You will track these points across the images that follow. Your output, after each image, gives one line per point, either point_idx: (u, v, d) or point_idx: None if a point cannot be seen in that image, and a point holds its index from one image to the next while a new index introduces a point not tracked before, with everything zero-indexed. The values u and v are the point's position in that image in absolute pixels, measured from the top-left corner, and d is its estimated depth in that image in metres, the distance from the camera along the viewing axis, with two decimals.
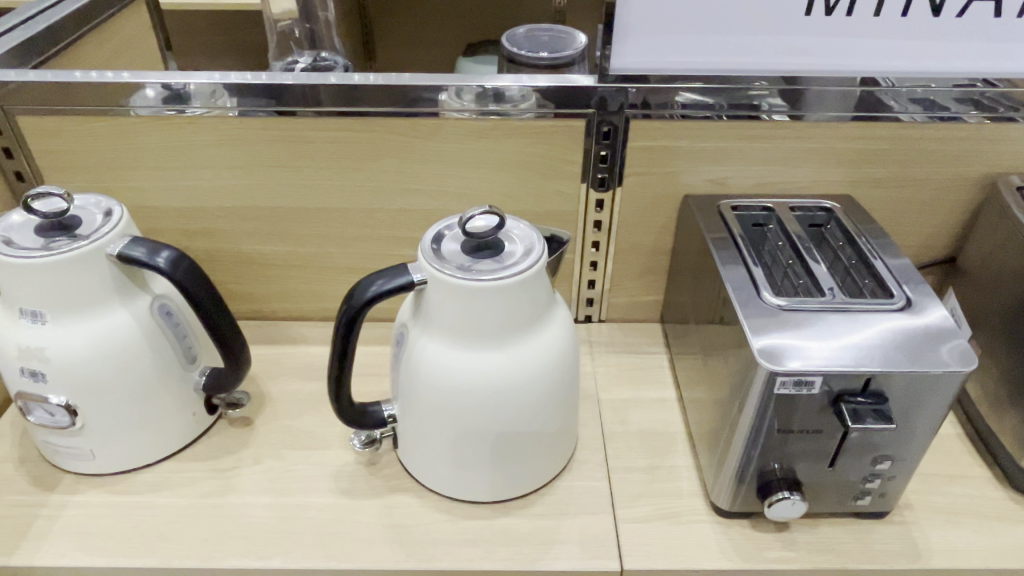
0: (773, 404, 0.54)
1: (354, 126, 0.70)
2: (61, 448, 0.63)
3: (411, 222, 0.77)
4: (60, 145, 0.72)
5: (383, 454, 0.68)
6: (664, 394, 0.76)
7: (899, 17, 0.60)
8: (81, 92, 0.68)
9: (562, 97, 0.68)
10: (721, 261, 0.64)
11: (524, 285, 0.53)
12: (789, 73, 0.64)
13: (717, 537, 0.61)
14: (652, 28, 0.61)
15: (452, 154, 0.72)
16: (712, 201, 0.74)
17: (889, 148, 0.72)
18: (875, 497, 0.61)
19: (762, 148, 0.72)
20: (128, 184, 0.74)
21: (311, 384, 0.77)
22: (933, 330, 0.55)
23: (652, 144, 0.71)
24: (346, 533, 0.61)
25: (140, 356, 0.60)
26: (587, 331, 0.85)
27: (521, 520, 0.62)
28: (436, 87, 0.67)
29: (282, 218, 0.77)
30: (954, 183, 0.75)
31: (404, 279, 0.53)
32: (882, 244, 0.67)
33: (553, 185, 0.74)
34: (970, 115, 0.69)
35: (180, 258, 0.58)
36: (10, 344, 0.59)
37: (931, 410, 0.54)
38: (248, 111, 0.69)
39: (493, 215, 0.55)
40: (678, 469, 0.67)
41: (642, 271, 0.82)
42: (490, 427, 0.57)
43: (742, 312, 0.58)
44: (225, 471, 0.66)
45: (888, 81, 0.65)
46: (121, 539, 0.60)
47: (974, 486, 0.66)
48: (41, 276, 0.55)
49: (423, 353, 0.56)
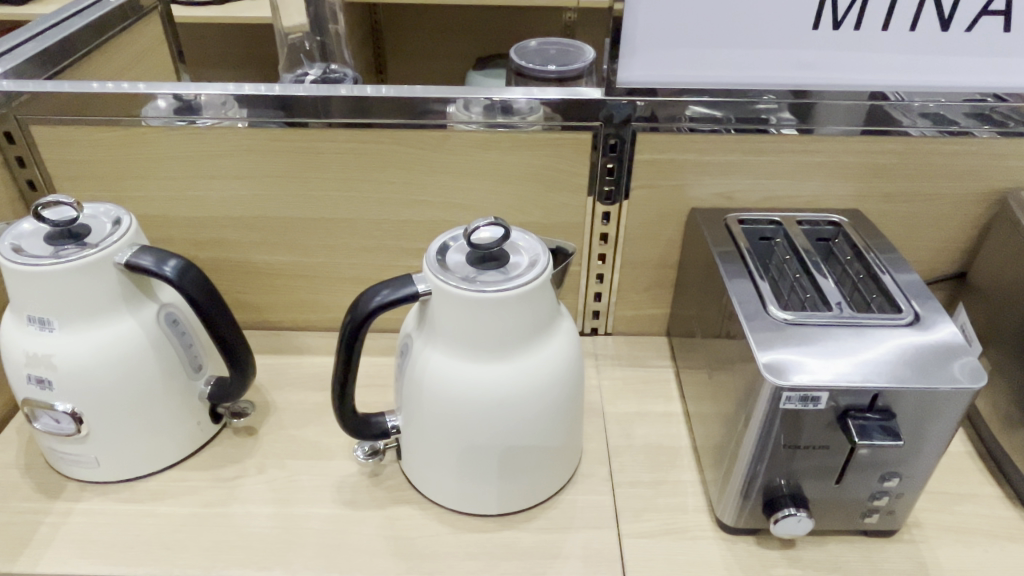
0: (779, 419, 0.53)
1: (363, 137, 0.70)
2: (67, 455, 0.63)
3: (418, 233, 0.77)
4: (72, 154, 0.72)
5: (386, 466, 0.68)
6: (670, 408, 0.75)
7: (908, 32, 0.60)
8: (95, 102, 0.69)
9: (570, 110, 0.68)
10: (728, 275, 0.64)
11: (528, 297, 0.53)
12: (797, 87, 0.64)
13: (721, 553, 0.60)
14: (659, 41, 0.61)
15: (459, 166, 0.72)
16: (719, 215, 0.74)
17: (898, 163, 0.72)
18: (883, 515, 0.60)
19: (770, 162, 0.72)
20: (138, 194, 0.75)
21: (316, 394, 0.77)
22: (942, 346, 0.55)
23: (659, 157, 0.71)
24: (348, 545, 0.60)
25: (146, 363, 0.61)
26: (593, 344, 0.85)
27: (524, 533, 0.62)
28: (444, 99, 0.68)
29: (290, 228, 0.77)
30: (964, 198, 0.74)
31: (409, 289, 0.53)
32: (891, 259, 0.67)
33: (560, 198, 0.74)
34: (981, 129, 0.69)
35: (187, 267, 0.58)
36: (19, 351, 0.59)
37: (940, 427, 0.53)
38: (258, 122, 0.70)
39: (498, 227, 0.55)
40: (683, 484, 0.67)
41: (648, 285, 0.81)
42: (495, 440, 0.57)
43: (748, 326, 0.57)
44: (229, 480, 0.66)
45: (897, 96, 0.65)
46: (123, 547, 0.60)
47: (986, 505, 0.65)
48: (50, 284, 0.56)
49: (427, 365, 0.56)
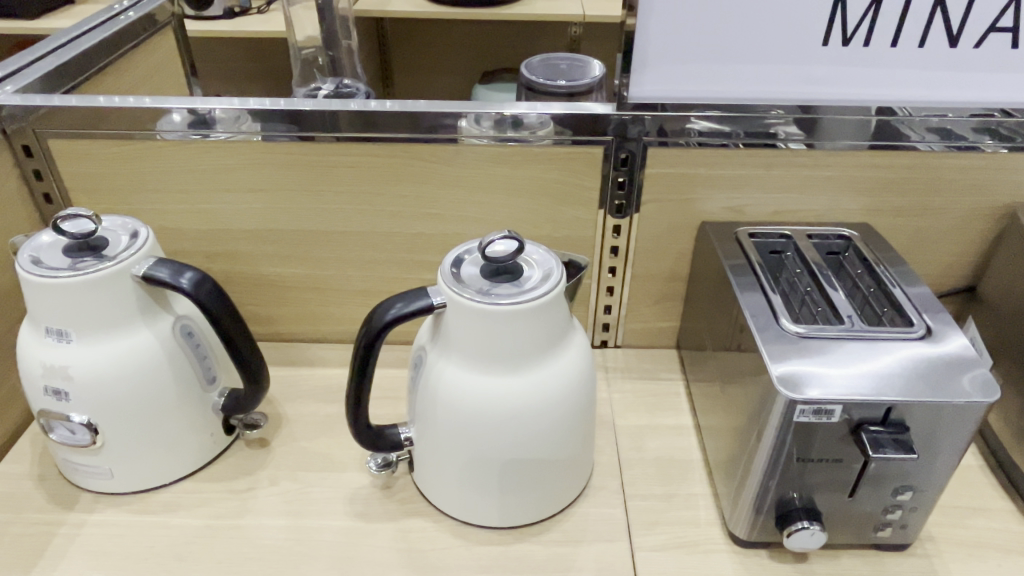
0: (792, 432, 0.54)
1: (375, 151, 0.71)
2: (81, 466, 0.64)
3: (429, 245, 0.78)
4: (90, 167, 0.73)
5: (398, 478, 0.68)
6: (681, 421, 0.75)
7: (917, 48, 0.60)
8: (112, 116, 0.70)
9: (580, 124, 0.68)
10: (739, 288, 0.64)
11: (542, 309, 0.53)
12: (806, 102, 0.65)
13: (734, 567, 0.60)
14: (669, 57, 0.62)
15: (471, 180, 0.73)
16: (729, 228, 0.74)
17: (906, 177, 0.72)
18: (896, 529, 0.60)
19: (780, 176, 0.72)
20: (153, 208, 0.76)
21: (327, 406, 0.77)
22: (954, 359, 0.55)
23: (670, 171, 0.72)
24: (361, 558, 0.60)
25: (161, 375, 0.61)
26: (603, 357, 0.85)
27: (537, 546, 0.62)
28: (456, 113, 0.68)
29: (302, 241, 0.78)
30: (972, 212, 0.75)
31: (423, 302, 0.54)
32: (901, 272, 0.67)
33: (571, 212, 0.75)
34: (988, 144, 0.69)
35: (203, 280, 0.59)
36: (36, 362, 0.59)
37: (954, 440, 0.54)
38: (271, 136, 0.70)
39: (512, 240, 0.55)
40: (695, 497, 0.67)
41: (658, 298, 0.82)
42: (508, 451, 0.57)
43: (760, 338, 0.58)
44: (242, 492, 0.66)
45: (905, 111, 0.65)
46: (136, 559, 0.60)
47: (998, 519, 0.65)
48: (68, 296, 0.56)
49: (441, 377, 0.57)
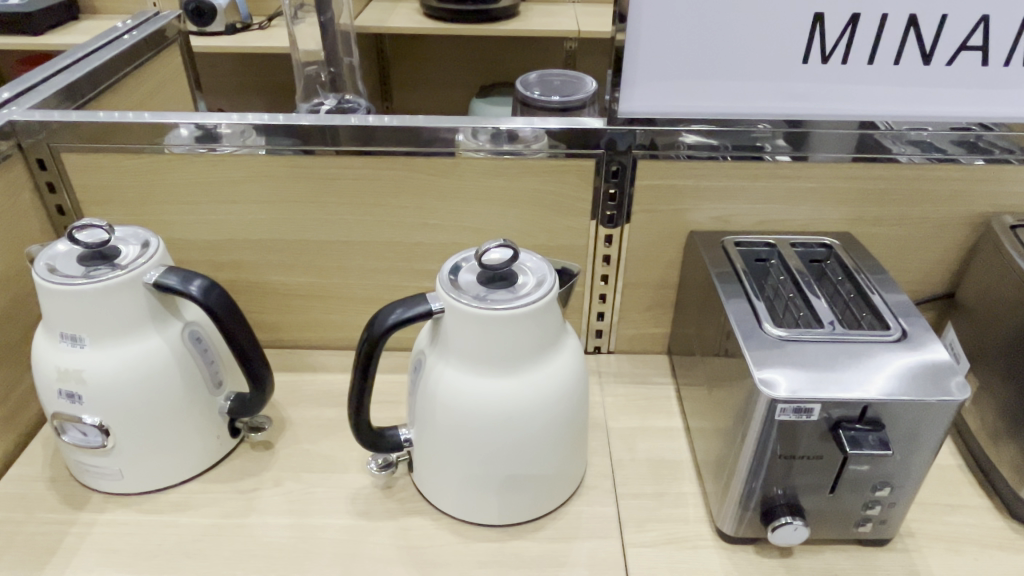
0: (775, 430, 0.56)
1: (376, 165, 0.74)
2: (92, 467, 0.66)
3: (428, 254, 0.81)
4: (101, 180, 0.76)
5: (398, 478, 0.70)
6: (671, 424, 0.78)
7: (893, 65, 0.63)
8: (123, 130, 0.72)
9: (572, 138, 0.71)
10: (725, 294, 0.67)
11: (535, 315, 0.56)
12: (791, 116, 0.68)
13: (722, 562, 0.63)
14: (658, 73, 0.65)
15: (468, 191, 0.76)
16: (716, 238, 0.77)
17: (886, 188, 0.75)
18: (876, 524, 0.62)
19: (766, 187, 0.75)
20: (162, 218, 0.79)
21: (329, 410, 0.80)
22: (929, 362, 0.58)
23: (659, 183, 0.75)
24: (362, 554, 0.63)
25: (170, 379, 0.64)
26: (596, 362, 0.88)
27: (531, 543, 0.64)
28: (453, 128, 0.71)
29: (305, 250, 0.81)
30: (951, 221, 0.78)
31: (422, 307, 0.56)
32: (880, 279, 0.70)
33: (564, 222, 0.78)
34: (967, 156, 0.72)
35: (211, 287, 0.62)
36: (50, 366, 0.62)
37: (928, 437, 0.56)
38: (276, 150, 0.73)
39: (507, 249, 0.58)
40: (684, 495, 0.69)
41: (650, 305, 0.85)
42: (503, 451, 0.60)
43: (744, 343, 0.60)
44: (247, 492, 0.69)
45: (886, 125, 0.68)
46: (146, 556, 0.62)
47: (975, 515, 0.68)
48: (83, 302, 0.59)
49: (440, 379, 0.59)
